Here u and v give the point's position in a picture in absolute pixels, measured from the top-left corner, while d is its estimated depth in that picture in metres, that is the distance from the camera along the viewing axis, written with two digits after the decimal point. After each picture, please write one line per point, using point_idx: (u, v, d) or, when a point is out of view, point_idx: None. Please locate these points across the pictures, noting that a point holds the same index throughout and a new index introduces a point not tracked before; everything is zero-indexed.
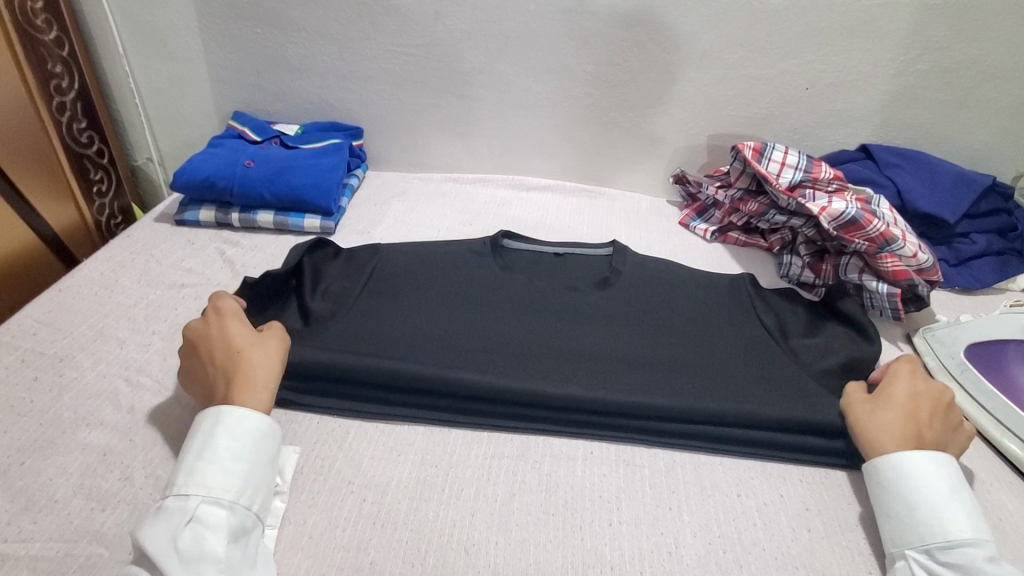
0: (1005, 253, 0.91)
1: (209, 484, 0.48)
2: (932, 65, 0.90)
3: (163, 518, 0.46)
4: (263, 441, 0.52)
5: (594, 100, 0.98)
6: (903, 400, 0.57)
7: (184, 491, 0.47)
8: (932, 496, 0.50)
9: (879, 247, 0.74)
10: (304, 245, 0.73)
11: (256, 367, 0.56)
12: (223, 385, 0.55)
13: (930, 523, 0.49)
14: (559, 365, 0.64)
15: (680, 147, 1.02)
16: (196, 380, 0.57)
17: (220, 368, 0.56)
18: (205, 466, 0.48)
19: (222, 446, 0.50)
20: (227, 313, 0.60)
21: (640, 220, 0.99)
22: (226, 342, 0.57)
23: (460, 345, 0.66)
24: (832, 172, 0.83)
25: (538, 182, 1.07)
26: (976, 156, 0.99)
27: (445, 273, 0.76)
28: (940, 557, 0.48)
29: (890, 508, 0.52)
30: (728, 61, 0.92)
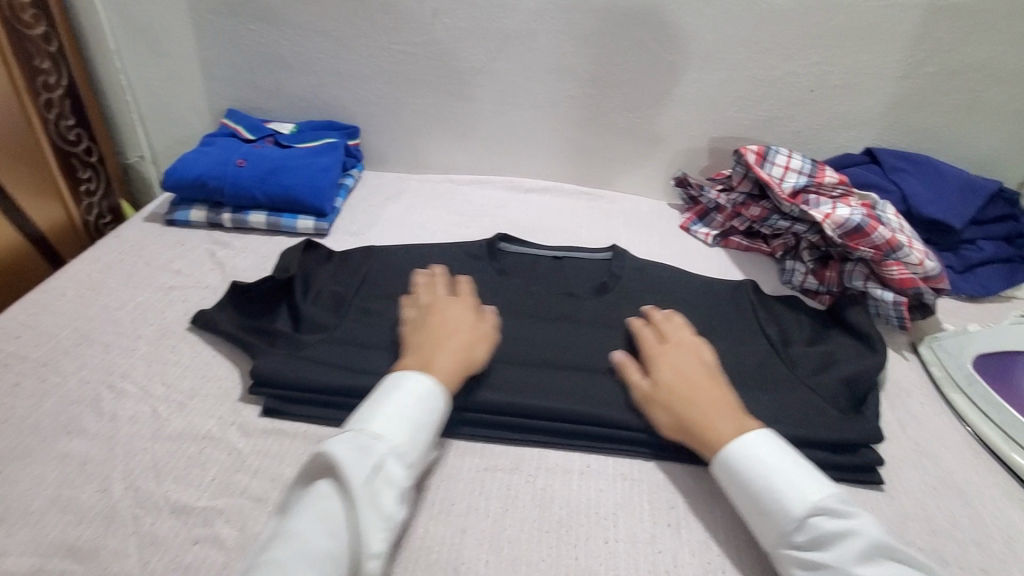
0: (1011, 259, 0.89)
1: (398, 440, 0.47)
2: (939, 68, 0.88)
3: (355, 445, 0.45)
4: (437, 420, 0.52)
5: (595, 100, 0.96)
6: (681, 377, 0.56)
7: (378, 432, 0.47)
8: (758, 474, 0.48)
9: (885, 254, 0.73)
10: (299, 247, 0.74)
11: (453, 347, 0.57)
12: (429, 349, 0.57)
13: (772, 507, 0.46)
14: (558, 375, 0.63)
15: (681, 150, 1.00)
16: (413, 331, 0.60)
17: (441, 335, 0.58)
18: (394, 422, 0.48)
19: (414, 408, 0.50)
20: (471, 304, 0.64)
21: (641, 224, 0.97)
22: (460, 322, 0.60)
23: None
24: (835, 176, 0.83)
25: (536, 184, 1.04)
26: (983, 161, 0.97)
27: None
28: (800, 543, 0.45)
29: (740, 505, 0.49)
30: (732, 62, 0.90)
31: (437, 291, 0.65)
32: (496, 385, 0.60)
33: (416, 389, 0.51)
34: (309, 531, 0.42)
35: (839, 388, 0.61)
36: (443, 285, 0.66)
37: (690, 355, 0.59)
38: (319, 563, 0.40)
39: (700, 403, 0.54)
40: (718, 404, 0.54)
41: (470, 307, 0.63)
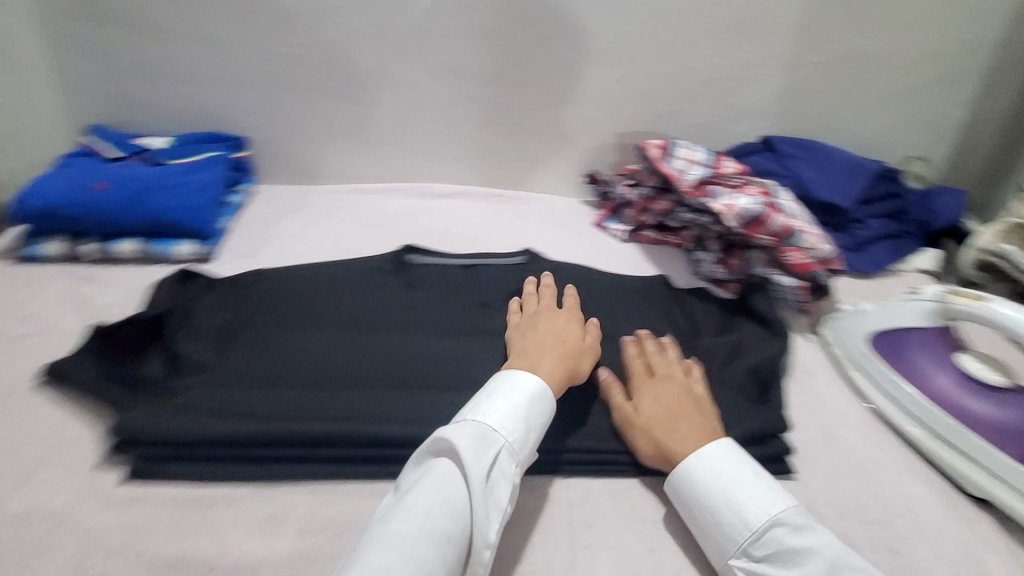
0: (898, 235, 0.95)
1: (512, 437, 0.49)
2: (821, 57, 0.92)
3: (472, 436, 0.47)
4: (545, 422, 0.53)
5: (499, 99, 0.93)
6: (662, 404, 0.55)
7: (492, 426, 0.49)
8: (719, 488, 0.49)
9: (784, 241, 0.75)
10: (174, 279, 0.68)
11: (563, 347, 0.59)
12: (536, 353, 0.58)
13: (732, 521, 0.47)
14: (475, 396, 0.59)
15: (590, 147, 0.99)
16: (524, 335, 0.61)
17: (549, 339, 0.60)
18: (510, 420, 0.50)
19: (525, 406, 0.51)
20: (575, 316, 0.65)
21: (554, 225, 0.95)
22: (568, 329, 0.62)
23: (370, 383, 0.59)
24: (736, 166, 0.85)
25: (447, 188, 1.00)
26: (868, 143, 1.02)
27: (346, 295, 0.70)
28: (756, 555, 0.46)
29: (695, 520, 0.50)
30: (631, 56, 0.90)
31: (547, 302, 0.67)
32: (400, 418, 0.55)
33: (521, 390, 0.52)
34: (431, 510, 0.43)
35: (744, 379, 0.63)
36: (551, 297, 0.69)
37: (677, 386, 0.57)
38: (441, 541, 0.42)
39: (687, 436, 0.52)
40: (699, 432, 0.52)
41: (575, 314, 0.65)
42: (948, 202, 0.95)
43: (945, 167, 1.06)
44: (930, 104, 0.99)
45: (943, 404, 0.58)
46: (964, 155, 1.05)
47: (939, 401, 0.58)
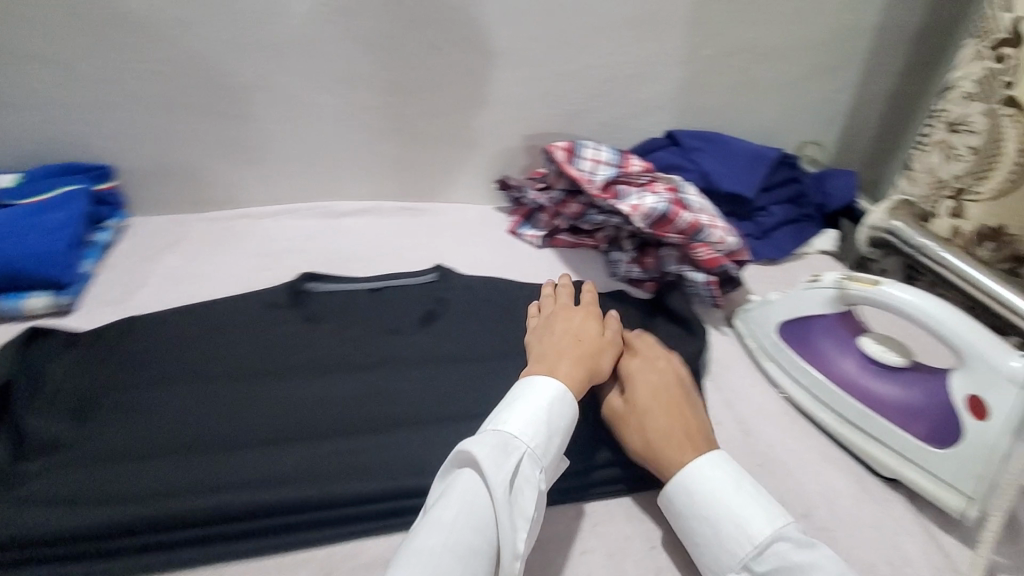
0: (799, 220, 0.99)
1: (534, 442, 0.48)
2: (715, 51, 0.94)
3: (491, 446, 0.47)
4: (569, 424, 0.52)
5: (396, 108, 0.88)
6: (657, 403, 0.56)
7: (512, 434, 0.48)
8: (719, 502, 0.49)
9: (691, 237, 0.75)
10: (17, 339, 0.60)
11: (584, 349, 0.58)
12: (554, 356, 0.57)
13: (733, 534, 0.47)
14: (384, 441, 0.56)
15: (498, 152, 0.96)
16: (541, 340, 0.61)
17: (564, 341, 0.59)
18: (529, 426, 0.49)
19: (546, 410, 0.50)
20: (594, 313, 0.65)
21: (467, 237, 0.91)
22: (585, 329, 0.62)
23: (301, 436, 0.56)
24: (642, 162, 0.85)
25: (351, 206, 0.94)
26: (765, 132, 1.06)
27: (233, 339, 0.65)
28: (757, 568, 0.46)
29: (695, 535, 0.50)
30: (529, 58, 0.88)
31: (564, 302, 0.68)
32: (288, 480, 0.52)
33: (546, 394, 0.51)
34: (456, 523, 0.43)
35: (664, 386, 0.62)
36: (568, 298, 0.69)
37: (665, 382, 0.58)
38: (465, 555, 0.42)
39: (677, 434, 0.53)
40: (687, 436, 0.54)
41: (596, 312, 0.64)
42: (840, 183, 1.00)
43: (837, 149, 1.11)
44: (818, 91, 1.03)
45: (850, 389, 0.59)
46: (853, 137, 1.10)
47: (847, 386, 0.59)
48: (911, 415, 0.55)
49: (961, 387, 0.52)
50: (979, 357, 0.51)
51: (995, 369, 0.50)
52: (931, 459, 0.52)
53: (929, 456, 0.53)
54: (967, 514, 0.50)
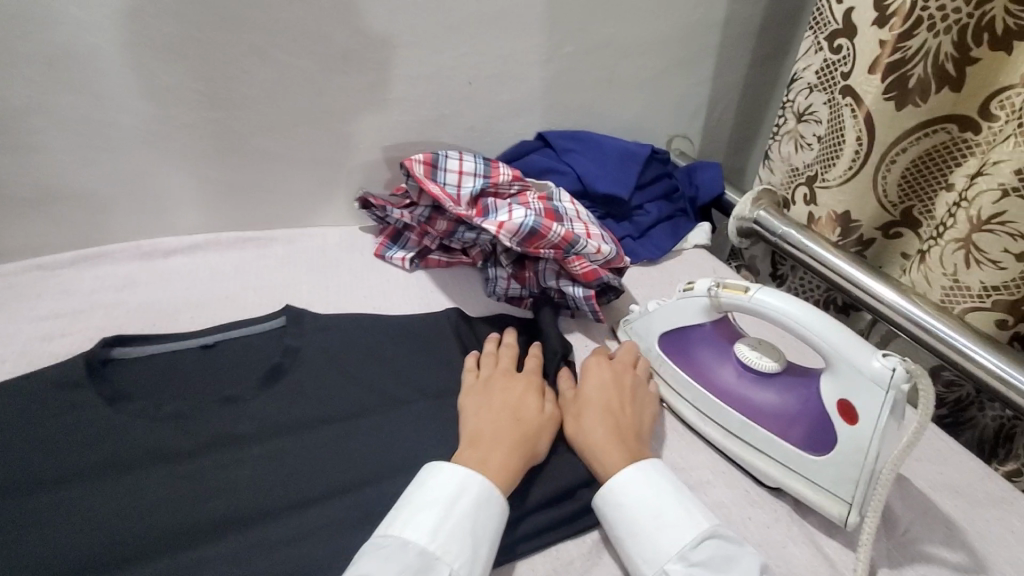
0: (674, 215, 0.98)
1: (457, 561, 0.43)
2: (575, 48, 0.90)
3: (407, 571, 0.41)
4: (501, 525, 0.47)
5: (222, 125, 0.74)
6: (597, 398, 0.57)
7: (433, 552, 0.43)
8: (661, 495, 0.49)
9: (566, 251, 0.70)
10: None
11: (522, 432, 0.53)
12: (490, 441, 0.51)
13: (673, 523, 0.47)
14: (222, 546, 0.46)
15: (355, 167, 0.84)
16: (477, 415, 0.55)
17: (503, 422, 0.53)
18: (451, 539, 0.44)
19: (471, 516, 0.45)
20: (535, 379, 0.59)
21: (326, 264, 0.80)
22: (525, 403, 0.56)
23: (103, 562, 0.45)
24: (508, 170, 0.79)
25: (178, 242, 0.78)
26: (635, 129, 1.04)
27: (17, 435, 0.51)
28: (694, 558, 0.45)
29: (632, 522, 0.48)
30: (377, 59, 0.77)
31: (503, 363, 0.61)
32: None
33: (472, 492, 0.46)
34: None
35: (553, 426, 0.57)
36: (509, 358, 0.62)
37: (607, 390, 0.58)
38: None
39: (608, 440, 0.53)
40: (615, 435, 0.53)
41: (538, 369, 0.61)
42: (708, 176, 1.01)
43: (703, 142, 1.14)
44: (681, 85, 1.03)
45: (733, 400, 0.57)
46: (716, 129, 1.13)
47: (729, 397, 0.57)
48: (788, 422, 0.54)
49: (831, 391, 0.52)
50: (844, 361, 0.50)
51: (860, 372, 0.49)
52: (810, 468, 0.51)
53: (808, 465, 0.52)
54: (846, 520, 0.49)
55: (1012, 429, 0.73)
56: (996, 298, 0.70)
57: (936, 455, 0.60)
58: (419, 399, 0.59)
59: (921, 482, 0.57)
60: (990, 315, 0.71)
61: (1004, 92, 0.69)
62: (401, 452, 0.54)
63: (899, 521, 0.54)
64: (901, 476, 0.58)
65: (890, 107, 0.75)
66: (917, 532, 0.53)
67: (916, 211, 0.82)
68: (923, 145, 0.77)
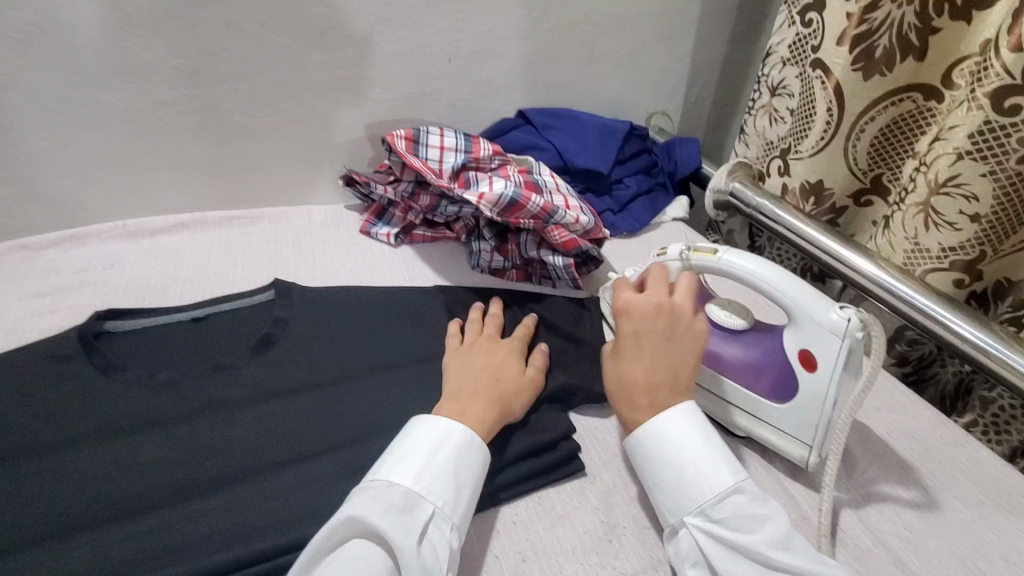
0: (653, 189, 1.01)
1: (440, 499, 0.46)
2: (553, 24, 0.91)
3: (394, 509, 0.44)
4: (482, 470, 0.50)
5: (202, 102, 0.75)
6: (637, 345, 0.55)
7: (417, 493, 0.46)
8: (692, 454, 0.50)
9: (545, 221, 0.72)
10: None
11: (498, 389, 0.56)
12: (467, 398, 0.54)
13: (698, 482, 0.48)
14: (219, 499, 0.48)
15: (338, 145, 0.85)
16: (456, 374, 0.58)
17: (484, 379, 0.56)
18: (433, 479, 0.47)
19: (454, 460, 0.48)
20: (517, 347, 0.62)
21: (313, 241, 0.82)
22: (507, 363, 0.59)
23: (101, 518, 0.47)
24: (488, 145, 0.81)
25: (165, 220, 0.79)
26: (614, 106, 1.06)
27: (13, 403, 0.53)
28: (713, 515, 0.47)
29: (659, 475, 0.50)
30: (356, 37, 0.78)
31: (488, 328, 0.64)
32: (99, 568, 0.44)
33: (449, 442, 0.49)
34: None
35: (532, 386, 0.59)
36: (494, 325, 0.65)
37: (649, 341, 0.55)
38: None
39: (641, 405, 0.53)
40: (649, 391, 0.53)
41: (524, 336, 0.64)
42: (686, 151, 1.03)
43: (682, 118, 1.16)
44: (658, 62, 1.05)
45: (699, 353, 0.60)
46: (694, 105, 1.15)
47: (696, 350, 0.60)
48: (753, 373, 0.57)
49: (793, 342, 0.54)
50: (804, 313, 0.53)
51: (818, 322, 0.52)
52: (774, 414, 0.55)
53: (772, 411, 0.55)
54: (807, 461, 0.53)
55: (971, 382, 0.77)
56: (954, 258, 0.73)
57: (895, 406, 0.64)
58: (405, 364, 0.62)
59: (880, 429, 0.61)
60: (948, 276, 0.75)
61: (961, 62, 0.72)
62: (388, 412, 0.56)
63: (858, 464, 0.57)
64: (861, 425, 0.61)
65: (857, 78, 0.78)
66: (874, 474, 0.57)
67: (885, 178, 0.85)
68: (891, 113, 0.80)
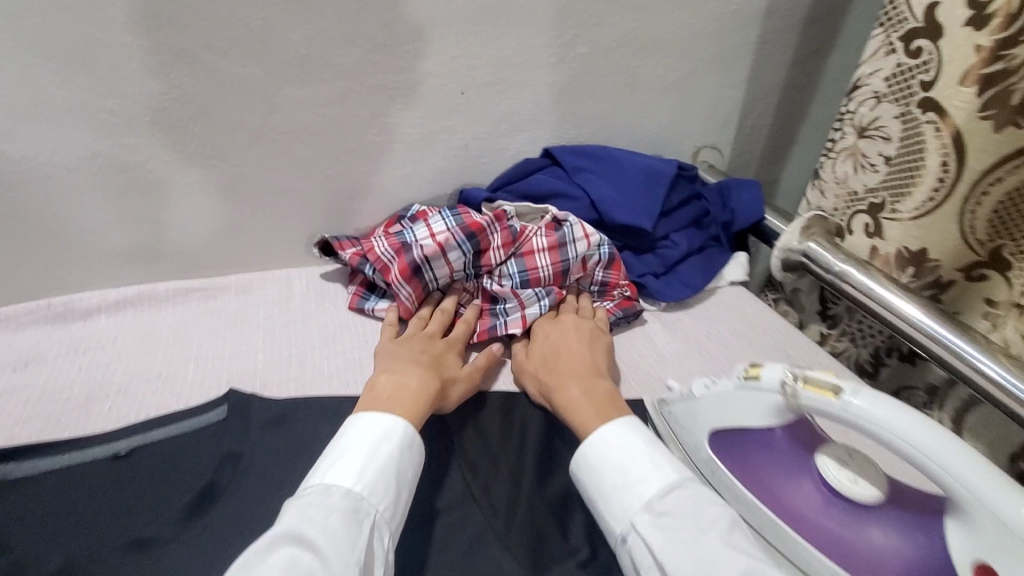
0: (707, 246, 0.83)
1: (377, 505, 0.44)
2: (590, 47, 0.74)
3: (334, 516, 0.42)
4: (414, 468, 0.48)
5: (147, 153, 0.58)
6: (561, 361, 0.61)
7: (358, 494, 0.44)
8: (626, 450, 0.50)
9: (596, 264, 0.72)
10: None
11: (434, 376, 0.56)
12: (404, 377, 0.55)
13: (638, 474, 0.49)
14: None
15: (322, 199, 0.69)
16: (392, 357, 0.59)
17: (423, 366, 0.57)
18: (373, 480, 0.45)
19: (396, 462, 0.47)
20: (459, 340, 0.64)
21: (291, 320, 0.66)
22: (445, 357, 0.61)
23: None
24: (494, 219, 0.69)
25: (101, 297, 0.63)
26: (656, 141, 0.89)
27: None
28: (659, 506, 0.47)
29: (606, 482, 0.50)
30: (344, 67, 0.61)
31: (432, 317, 0.66)
32: None
33: (379, 434, 0.48)
34: None
35: (469, 367, 0.61)
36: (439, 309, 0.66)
37: (571, 357, 0.61)
38: None
39: (587, 410, 0.55)
40: (596, 400, 0.56)
41: (466, 322, 0.66)
42: (747, 198, 0.85)
43: (733, 154, 0.98)
44: (711, 90, 0.88)
45: (796, 522, 0.50)
46: (747, 138, 0.98)
47: (793, 518, 0.50)
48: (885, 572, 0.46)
49: (965, 549, 0.42)
50: (982, 506, 0.40)
51: (1008, 529, 0.38)
52: None
53: None
54: None
55: None
56: None
57: None
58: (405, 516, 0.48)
59: None
60: None
61: None
62: None
63: None
64: None
65: (985, 128, 0.61)
66: None
67: (1008, 252, 0.66)
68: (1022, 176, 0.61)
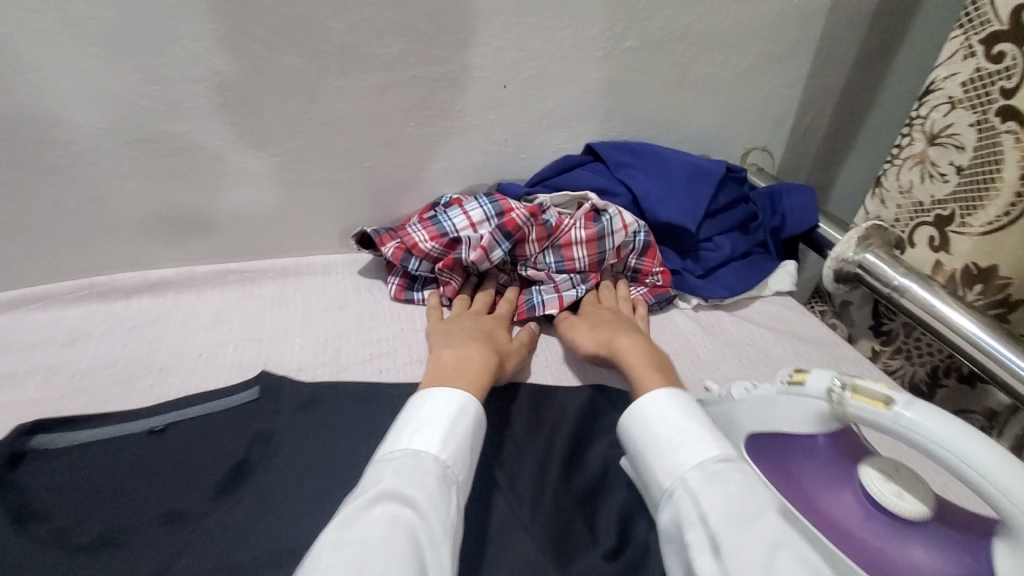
0: (751, 253, 0.79)
1: (458, 473, 0.43)
2: (639, 41, 0.71)
3: (427, 480, 0.41)
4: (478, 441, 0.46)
5: (192, 137, 0.59)
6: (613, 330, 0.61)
7: (445, 461, 0.42)
8: (688, 415, 0.47)
9: (633, 250, 0.71)
10: None
11: (481, 353, 0.55)
12: (457, 352, 0.54)
13: (700, 439, 0.45)
14: None
15: (360, 189, 0.68)
16: (440, 340, 0.58)
17: (473, 342, 0.56)
18: (455, 448, 0.44)
19: (472, 435, 0.46)
20: (505, 322, 0.64)
21: (324, 307, 0.66)
22: (495, 334, 0.60)
23: None
24: (527, 215, 0.66)
25: (145, 277, 0.65)
26: (704, 141, 0.85)
27: None
28: (713, 468, 0.42)
29: (658, 437, 0.46)
30: (386, 57, 0.60)
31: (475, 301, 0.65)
32: None
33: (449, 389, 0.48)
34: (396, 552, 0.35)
35: (518, 351, 0.60)
36: (481, 294, 0.66)
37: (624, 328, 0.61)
38: None
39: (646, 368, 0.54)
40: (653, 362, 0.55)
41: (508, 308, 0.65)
42: (797, 203, 0.81)
43: (785, 157, 0.94)
44: (764, 90, 0.84)
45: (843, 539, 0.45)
46: (801, 141, 0.93)
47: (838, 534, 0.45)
48: None
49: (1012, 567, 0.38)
50: None
51: None
52: None
53: None
54: None
55: None
56: None
57: None
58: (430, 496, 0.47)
59: None
60: None
61: None
62: None
63: None
64: None
65: None
66: None
67: None
68: None
